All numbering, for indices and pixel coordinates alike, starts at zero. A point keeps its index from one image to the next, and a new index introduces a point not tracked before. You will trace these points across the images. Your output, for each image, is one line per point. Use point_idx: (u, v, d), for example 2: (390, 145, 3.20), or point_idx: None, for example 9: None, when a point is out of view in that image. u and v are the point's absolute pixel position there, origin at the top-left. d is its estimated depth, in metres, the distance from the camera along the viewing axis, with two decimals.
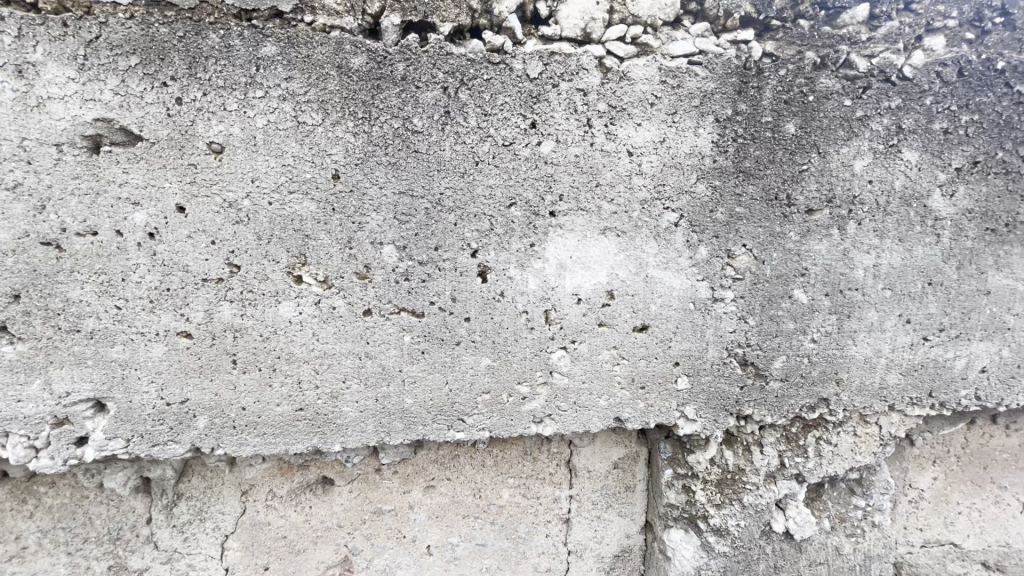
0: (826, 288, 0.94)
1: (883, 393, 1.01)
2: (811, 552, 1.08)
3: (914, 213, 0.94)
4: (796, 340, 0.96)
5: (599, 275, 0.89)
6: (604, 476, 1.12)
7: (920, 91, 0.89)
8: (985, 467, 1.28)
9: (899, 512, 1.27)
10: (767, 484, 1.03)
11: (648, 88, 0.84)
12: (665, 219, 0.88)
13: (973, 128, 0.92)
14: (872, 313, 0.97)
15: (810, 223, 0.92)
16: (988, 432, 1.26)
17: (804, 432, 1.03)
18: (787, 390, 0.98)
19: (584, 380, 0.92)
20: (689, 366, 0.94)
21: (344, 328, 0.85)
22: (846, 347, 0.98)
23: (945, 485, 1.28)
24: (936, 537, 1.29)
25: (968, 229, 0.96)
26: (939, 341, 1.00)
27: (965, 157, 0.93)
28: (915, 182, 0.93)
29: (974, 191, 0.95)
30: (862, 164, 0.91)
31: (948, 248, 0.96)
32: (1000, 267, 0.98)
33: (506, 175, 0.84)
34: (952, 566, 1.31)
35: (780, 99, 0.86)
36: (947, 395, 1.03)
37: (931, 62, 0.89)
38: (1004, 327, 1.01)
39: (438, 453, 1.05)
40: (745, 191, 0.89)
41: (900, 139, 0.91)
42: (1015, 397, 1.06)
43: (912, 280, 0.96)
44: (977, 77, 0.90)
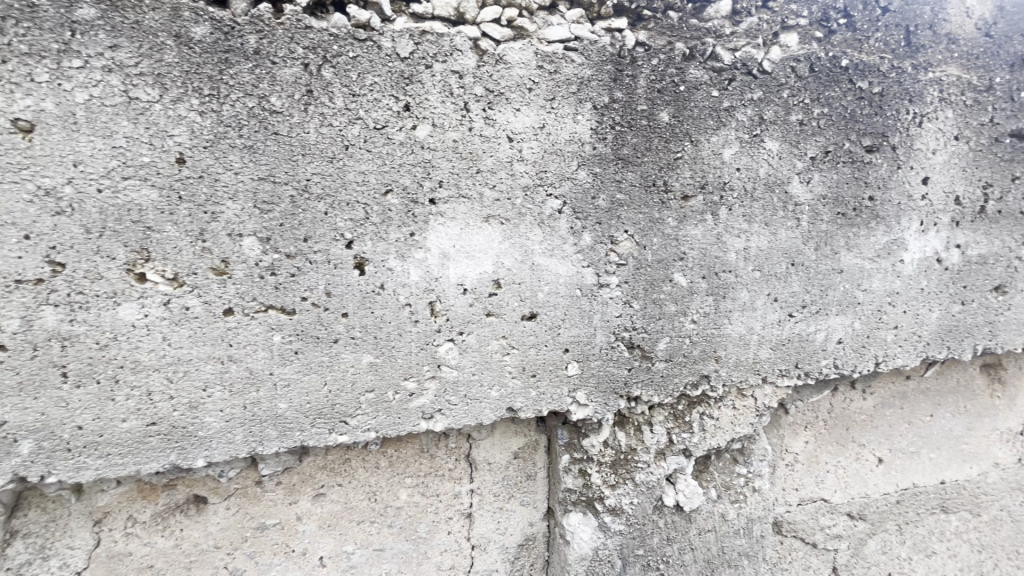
0: (703, 270, 0.99)
1: (757, 367, 1.08)
2: (700, 520, 1.15)
3: (777, 198, 1.01)
4: (678, 322, 1.00)
5: (484, 264, 0.87)
6: (504, 467, 1.11)
7: (778, 84, 0.96)
8: (847, 429, 1.43)
9: (778, 475, 1.39)
10: (656, 461, 1.07)
11: (525, 72, 0.82)
12: (548, 206, 0.88)
13: (824, 120, 1.00)
14: (743, 293, 1.03)
15: (685, 209, 0.96)
16: (849, 397, 1.40)
17: (689, 409, 1.08)
18: (672, 369, 1.03)
19: (474, 372, 0.90)
20: (578, 352, 0.95)
21: (200, 330, 0.76)
22: (723, 326, 1.04)
23: (816, 448, 1.41)
24: (809, 495, 1.42)
25: (823, 213, 1.05)
26: (802, 317, 1.09)
27: (818, 147, 1.01)
28: (777, 170, 1.00)
29: (827, 178, 1.03)
30: (730, 153, 0.96)
31: (807, 231, 1.05)
32: (850, 247, 1.09)
33: (380, 160, 0.79)
34: (822, 519, 1.45)
35: (654, 88, 0.89)
36: (812, 365, 1.13)
37: (787, 57, 0.95)
38: (855, 302, 1.12)
39: (327, 459, 0.99)
40: (625, 178, 0.91)
41: (762, 130, 0.97)
42: (867, 364, 1.18)
43: (777, 261, 1.04)
44: (826, 73, 0.98)
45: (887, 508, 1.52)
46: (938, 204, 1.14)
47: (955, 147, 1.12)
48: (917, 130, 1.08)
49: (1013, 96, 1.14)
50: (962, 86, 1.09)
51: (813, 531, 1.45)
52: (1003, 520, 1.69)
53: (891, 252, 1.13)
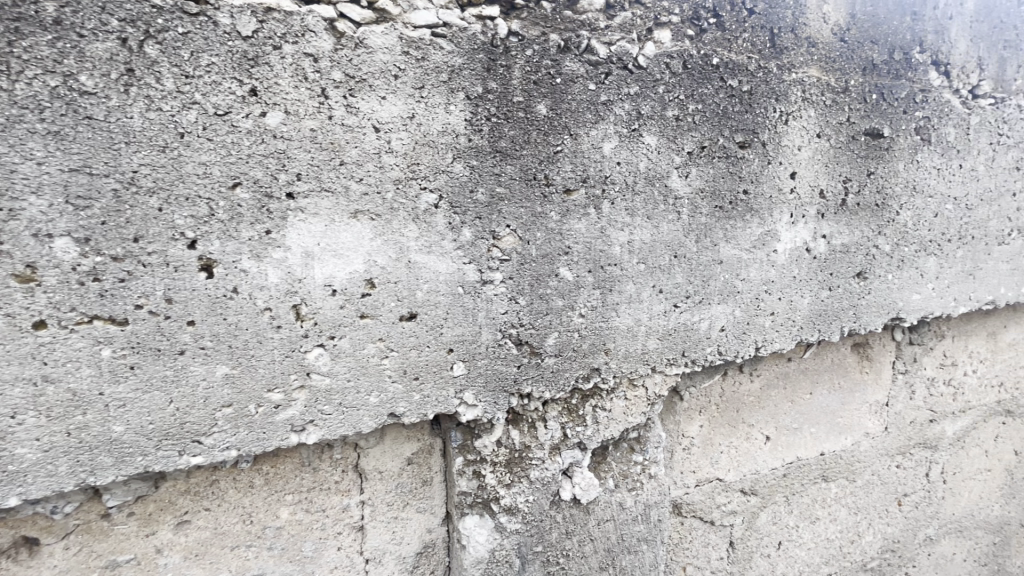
0: (588, 264, 1.00)
1: (645, 358, 1.11)
2: (598, 511, 1.16)
3: (658, 192, 1.03)
4: (566, 316, 1.00)
5: (354, 263, 0.81)
6: (397, 475, 1.06)
7: (653, 80, 0.97)
8: (737, 410, 1.51)
9: (676, 460, 1.45)
10: (551, 456, 1.07)
11: (389, 58, 0.78)
12: (422, 200, 0.84)
13: (699, 116, 1.04)
14: (629, 286, 1.05)
15: (568, 203, 0.95)
16: (738, 380, 1.48)
17: (582, 402, 1.09)
18: (562, 364, 1.02)
19: (349, 378, 0.84)
20: (464, 351, 0.92)
21: (3, 348, 0.65)
22: (611, 318, 1.05)
23: (710, 431, 1.48)
24: (705, 476, 1.50)
25: (702, 206, 1.09)
26: (687, 307, 1.13)
27: (695, 142, 1.05)
28: (656, 164, 1.02)
29: (704, 173, 1.07)
30: (610, 147, 0.97)
31: (687, 224, 1.08)
32: (728, 239, 1.14)
33: (224, 150, 0.71)
34: (717, 497, 1.54)
35: (529, 79, 0.87)
36: (698, 353, 1.18)
37: (660, 53, 0.97)
38: (735, 291, 1.18)
39: (189, 482, 0.90)
40: (504, 171, 0.89)
41: (640, 125, 0.98)
42: (748, 349, 1.25)
43: (660, 253, 1.07)
44: (698, 71, 1.01)
45: (775, 481, 1.63)
46: (805, 197, 1.22)
47: (818, 144, 1.20)
48: (783, 128, 1.15)
49: (866, 98, 1.24)
50: (821, 87, 1.17)
51: (710, 509, 1.53)
52: (874, 483, 1.88)
53: (765, 243, 1.19)
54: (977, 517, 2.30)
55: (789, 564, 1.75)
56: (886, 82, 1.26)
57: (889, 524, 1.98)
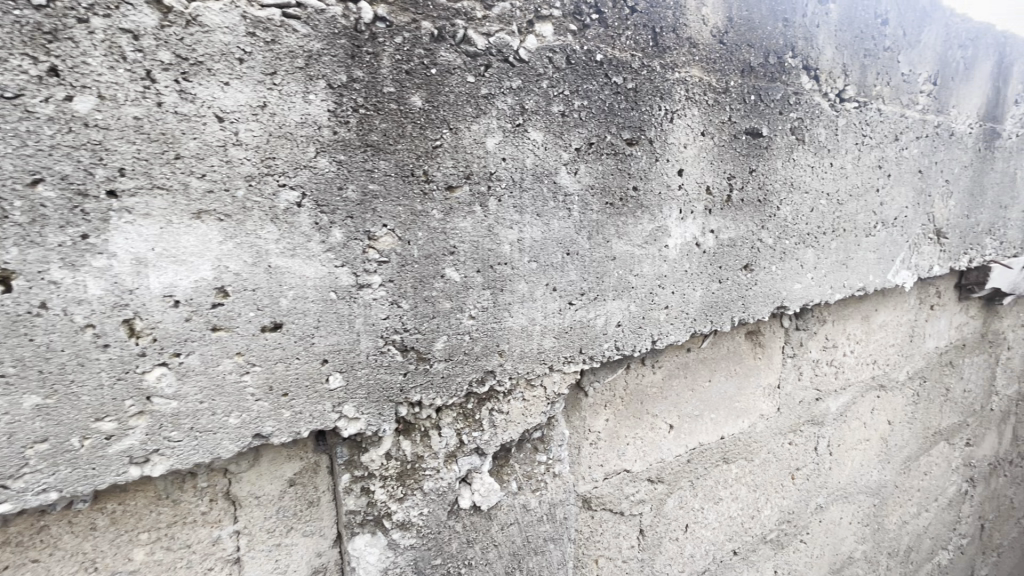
0: (476, 264, 0.96)
1: (542, 357, 1.10)
2: (501, 516, 1.14)
3: (547, 188, 1.02)
4: (455, 319, 0.96)
5: (200, 270, 0.72)
6: (277, 499, 0.97)
7: (536, 74, 0.95)
8: (641, 402, 1.54)
9: (584, 456, 1.46)
10: (447, 465, 1.03)
11: (230, 39, 0.69)
12: (281, 198, 0.76)
13: (585, 113, 1.03)
14: (521, 285, 1.03)
15: (451, 200, 0.91)
16: (641, 373, 1.51)
17: (478, 406, 1.06)
18: (452, 368, 0.98)
19: (202, 399, 0.75)
20: (340, 362, 0.85)
21: None
22: (503, 319, 1.02)
23: (616, 424, 1.50)
24: (613, 468, 1.53)
25: (593, 203, 1.09)
26: (582, 304, 1.13)
27: (582, 139, 1.04)
28: (543, 160, 1.00)
29: (593, 170, 1.07)
30: (494, 142, 0.93)
31: (578, 221, 1.08)
32: (620, 235, 1.15)
33: (17, 140, 0.60)
34: (625, 488, 1.57)
35: (401, 69, 0.81)
36: (595, 349, 1.18)
37: (542, 47, 0.95)
38: (629, 287, 1.20)
39: (10, 531, 0.77)
40: (377, 167, 0.83)
41: (524, 120, 0.96)
42: (645, 342, 1.27)
43: (552, 251, 1.06)
44: (582, 66, 1.01)
45: (680, 468, 1.70)
46: (693, 194, 1.26)
47: (703, 142, 1.24)
48: (669, 126, 1.17)
49: (745, 98, 1.30)
50: (704, 87, 1.21)
51: (619, 500, 1.56)
52: (770, 461, 2.02)
53: (657, 239, 1.22)
54: (860, 483, 2.54)
55: (696, 545, 1.83)
56: (763, 84, 1.33)
57: (784, 497, 2.14)
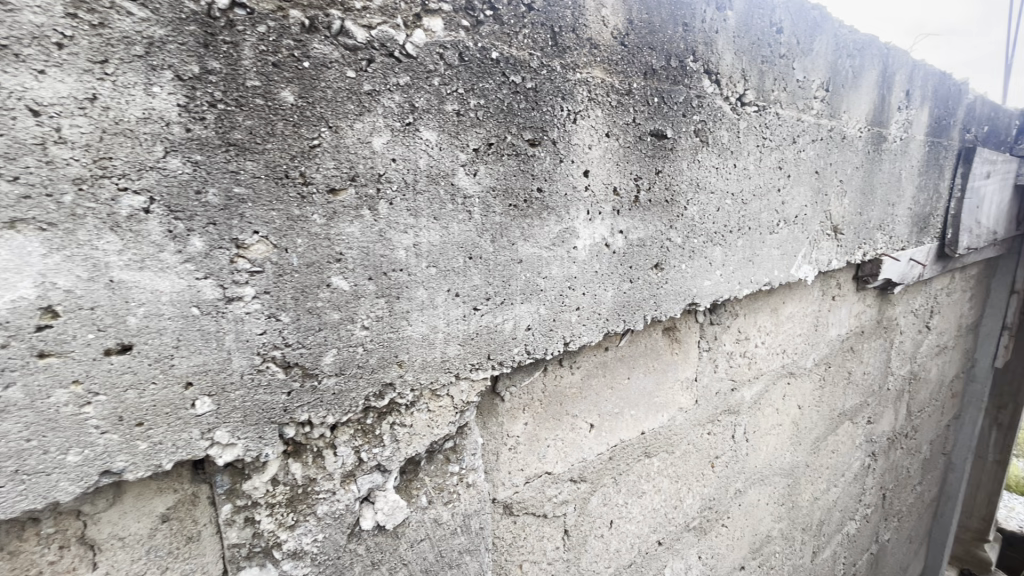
0: (368, 271, 0.91)
1: (446, 366, 1.05)
2: (409, 533, 1.09)
3: (443, 190, 0.98)
4: (345, 331, 0.90)
5: (20, 288, 0.63)
6: (146, 539, 0.84)
7: (426, 71, 0.91)
8: (560, 404, 1.54)
9: (503, 462, 1.43)
10: (344, 485, 0.97)
11: (45, 20, 0.60)
12: (123, 203, 0.67)
13: (482, 112, 1.00)
14: (420, 291, 0.98)
15: (334, 204, 0.85)
16: (559, 374, 1.50)
17: (378, 421, 1.00)
18: (345, 384, 0.92)
19: (30, 435, 0.66)
20: (208, 384, 0.78)
21: None
22: (402, 328, 0.97)
23: (534, 427, 1.49)
24: (534, 471, 1.51)
25: (495, 205, 1.06)
26: (488, 309, 1.10)
27: (480, 139, 1.01)
28: (438, 161, 0.96)
29: (494, 171, 1.04)
30: (381, 142, 0.88)
31: (480, 223, 1.05)
32: (526, 237, 1.13)
33: None
34: (547, 490, 1.56)
35: (266, 61, 0.75)
36: (504, 354, 1.15)
37: (431, 42, 0.91)
38: (538, 289, 1.18)
39: None
40: (243, 168, 0.75)
41: (415, 118, 0.91)
42: (557, 345, 1.27)
43: (453, 255, 1.02)
44: (477, 64, 0.97)
45: (602, 466, 1.71)
46: (600, 195, 1.27)
47: (608, 144, 1.25)
48: (572, 126, 1.16)
49: (649, 100, 1.32)
50: (606, 88, 1.21)
51: (541, 503, 1.55)
52: (690, 451, 2.09)
53: (564, 241, 1.21)
54: (775, 466, 2.70)
55: (621, 540, 1.86)
56: (666, 87, 1.36)
57: (705, 485, 2.22)
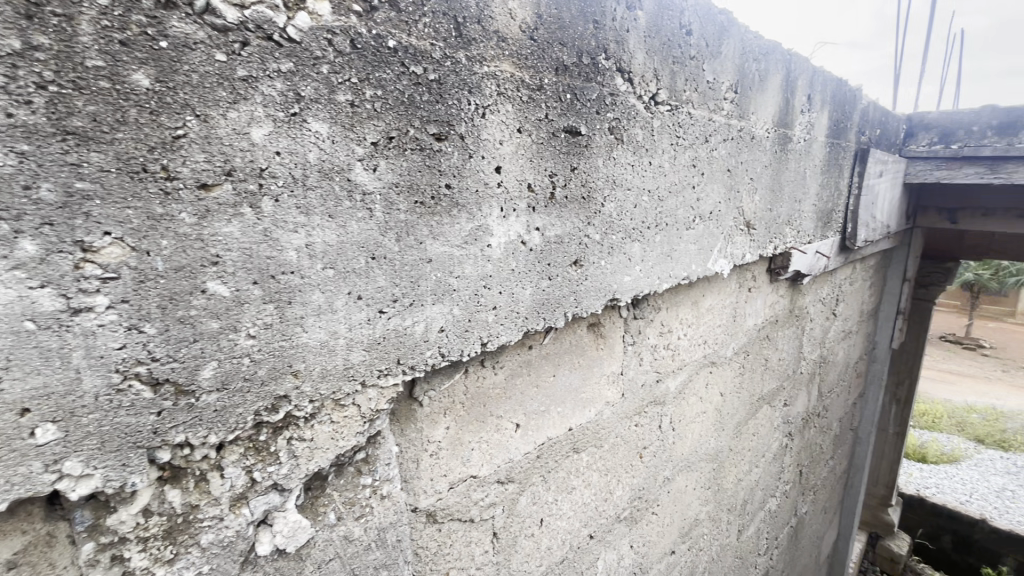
0: (251, 275, 0.83)
1: (350, 373, 0.99)
2: (315, 554, 1.03)
3: (339, 186, 0.91)
4: (227, 341, 0.82)
5: None
6: None
7: (312, 57, 0.84)
8: (484, 405, 1.50)
9: (424, 468, 1.38)
10: (234, 509, 0.89)
11: None
12: None
13: (380, 103, 0.94)
14: (316, 295, 0.91)
15: (207, 201, 0.77)
16: (481, 376, 1.47)
17: (273, 437, 0.92)
18: (229, 399, 0.84)
19: None
20: (51, 409, 0.68)
21: None
22: (296, 335, 0.90)
23: (457, 431, 1.44)
24: (458, 476, 1.47)
25: (398, 202, 1.01)
26: (396, 311, 1.04)
27: (379, 132, 0.95)
28: (331, 155, 0.89)
29: (395, 166, 0.99)
30: (261, 133, 0.81)
31: (382, 221, 0.99)
32: (435, 235, 1.09)
33: None
34: (473, 494, 1.53)
35: (111, 38, 0.66)
36: (416, 358, 1.10)
37: (318, 27, 0.84)
38: (450, 289, 1.14)
39: None
40: (86, 160, 0.66)
41: (302, 108, 0.84)
42: (473, 346, 1.23)
43: (353, 256, 0.95)
44: (371, 52, 0.92)
45: (529, 465, 1.70)
46: (514, 191, 1.24)
47: (520, 139, 1.23)
48: (481, 121, 1.13)
49: (561, 97, 1.31)
50: (516, 83, 1.19)
51: (467, 508, 1.52)
52: (619, 444, 2.12)
53: (477, 238, 1.18)
54: (700, 452, 2.82)
55: (552, 537, 1.86)
56: (578, 83, 1.35)
57: (635, 476, 2.27)
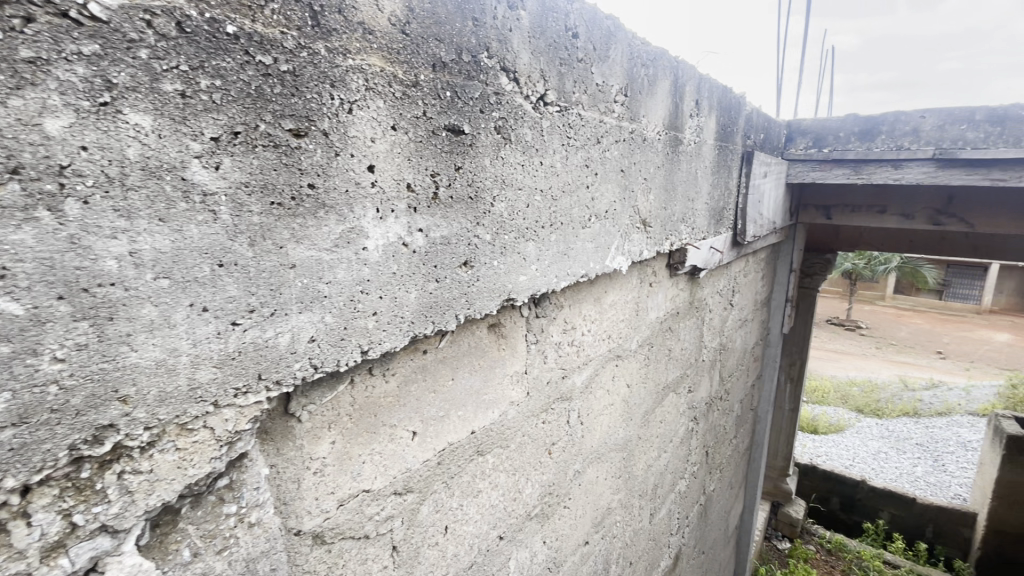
0: (54, 289, 0.72)
1: (197, 394, 0.90)
2: None
3: (169, 186, 0.82)
4: (25, 366, 0.70)
5: None
6: None
7: (125, 39, 0.75)
8: (375, 415, 1.43)
9: (307, 488, 1.29)
10: (48, 560, 0.78)
11: None
12: None
13: (219, 95, 0.86)
14: (147, 309, 0.81)
15: None
16: (370, 385, 1.40)
17: (99, 473, 0.81)
18: (32, 434, 0.72)
19: None
20: None
21: None
22: (121, 355, 0.79)
23: (344, 445, 1.37)
24: (348, 493, 1.39)
25: (250, 203, 0.92)
26: (252, 322, 0.96)
27: (220, 126, 0.87)
28: (157, 151, 0.80)
29: (243, 164, 0.90)
30: (58, 125, 0.70)
31: (230, 225, 0.90)
32: (299, 239, 1.01)
33: None
34: (367, 509, 1.46)
35: None
36: (282, 372, 1.02)
37: (131, 6, 0.75)
38: (320, 296, 1.07)
39: None
40: None
41: (114, 97, 0.75)
42: (351, 355, 1.16)
43: (194, 263, 0.86)
44: (206, 37, 0.83)
45: (429, 472, 1.65)
46: (390, 191, 1.19)
47: (395, 138, 1.18)
48: (348, 117, 1.07)
49: (440, 94, 1.28)
50: (387, 78, 1.13)
51: (361, 525, 1.44)
52: (526, 442, 2.13)
53: (350, 241, 1.11)
54: (610, 442, 2.92)
55: (458, 543, 1.83)
56: (458, 81, 1.33)
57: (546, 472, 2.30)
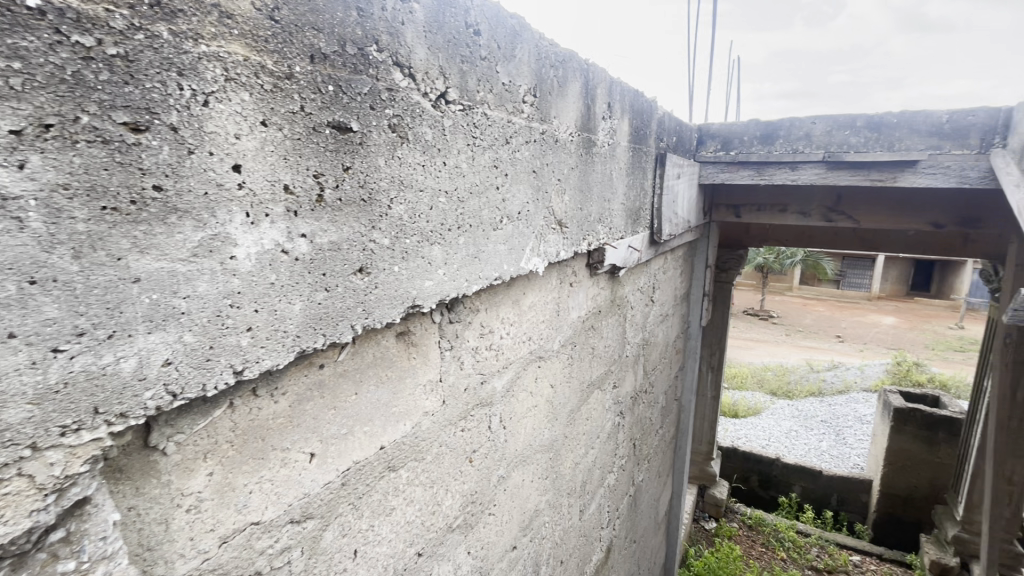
0: None
1: (6, 437, 0.75)
2: None
3: None
4: None
5: None
6: None
7: None
8: (262, 439, 1.30)
9: (179, 528, 1.15)
10: None
11: None
12: None
13: (20, 80, 0.73)
14: None
15: None
16: (255, 407, 1.27)
17: None
18: None
19: None
20: None
21: None
22: None
23: (225, 475, 1.23)
24: (232, 528, 1.25)
25: (72, 209, 0.79)
26: (82, 348, 0.81)
27: (23, 117, 0.74)
28: None
29: (58, 162, 0.77)
30: None
31: (43, 235, 0.76)
32: (143, 249, 0.88)
33: None
34: (256, 543, 1.32)
35: None
36: (127, 404, 0.88)
37: None
38: (175, 314, 0.94)
39: None
40: None
41: None
42: (220, 378, 1.03)
43: None
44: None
45: (332, 496, 1.53)
46: (263, 193, 1.07)
47: (265, 134, 1.06)
48: (203, 110, 0.94)
49: (321, 88, 1.17)
50: (254, 68, 1.02)
51: (249, 562, 1.31)
52: (444, 453, 2.05)
53: (213, 250, 0.98)
54: (535, 444, 2.90)
55: (370, 567, 1.72)
56: (343, 75, 1.23)
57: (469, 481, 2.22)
